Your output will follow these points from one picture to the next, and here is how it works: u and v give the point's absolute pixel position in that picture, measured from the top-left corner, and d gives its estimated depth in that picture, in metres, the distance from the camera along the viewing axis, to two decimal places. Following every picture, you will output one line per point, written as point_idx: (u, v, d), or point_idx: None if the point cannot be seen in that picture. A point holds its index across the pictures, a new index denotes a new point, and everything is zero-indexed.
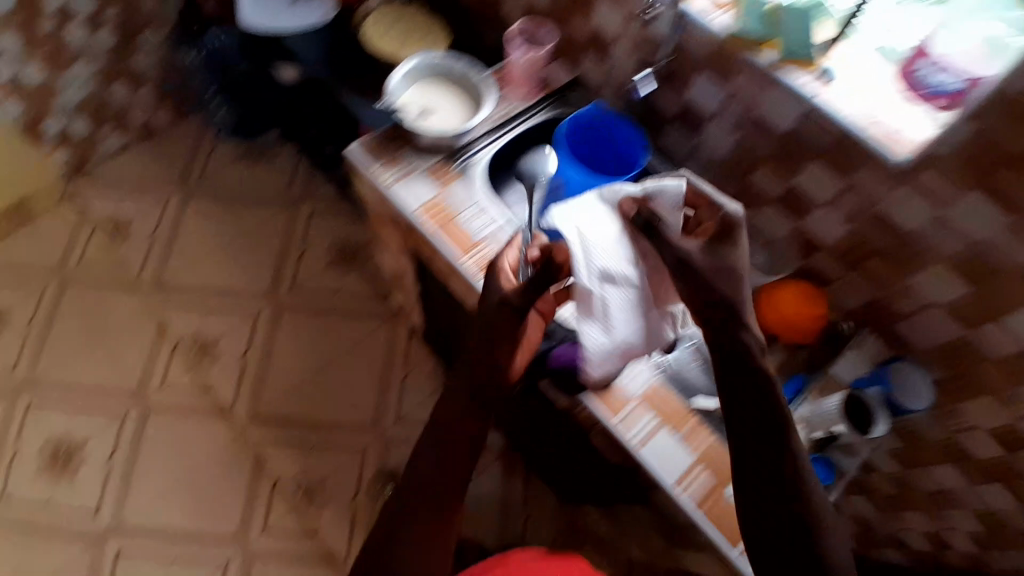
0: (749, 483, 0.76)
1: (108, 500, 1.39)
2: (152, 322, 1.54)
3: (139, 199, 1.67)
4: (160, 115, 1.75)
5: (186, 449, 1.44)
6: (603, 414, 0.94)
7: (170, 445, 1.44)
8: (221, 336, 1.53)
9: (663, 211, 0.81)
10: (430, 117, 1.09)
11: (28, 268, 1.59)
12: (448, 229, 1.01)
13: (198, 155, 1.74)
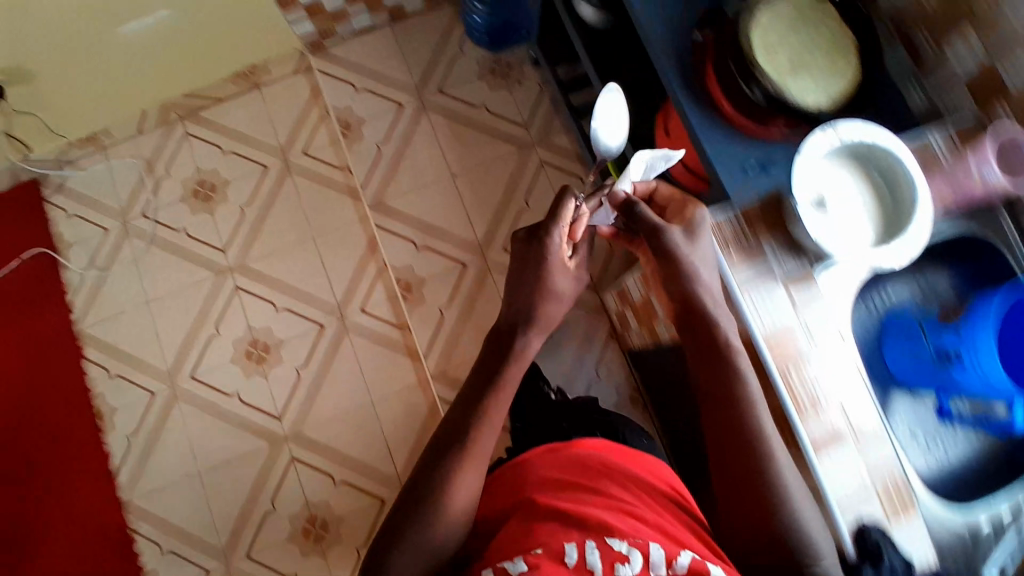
0: (719, 445, 0.74)
1: (296, 401, 1.45)
2: (365, 234, 1.52)
3: (376, 95, 1.55)
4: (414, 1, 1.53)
5: (373, 373, 1.46)
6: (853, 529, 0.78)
7: (363, 363, 1.47)
8: (429, 278, 1.49)
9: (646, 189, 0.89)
10: (822, 227, 0.77)
11: (254, 143, 1.56)
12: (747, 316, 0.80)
13: (444, 58, 1.56)
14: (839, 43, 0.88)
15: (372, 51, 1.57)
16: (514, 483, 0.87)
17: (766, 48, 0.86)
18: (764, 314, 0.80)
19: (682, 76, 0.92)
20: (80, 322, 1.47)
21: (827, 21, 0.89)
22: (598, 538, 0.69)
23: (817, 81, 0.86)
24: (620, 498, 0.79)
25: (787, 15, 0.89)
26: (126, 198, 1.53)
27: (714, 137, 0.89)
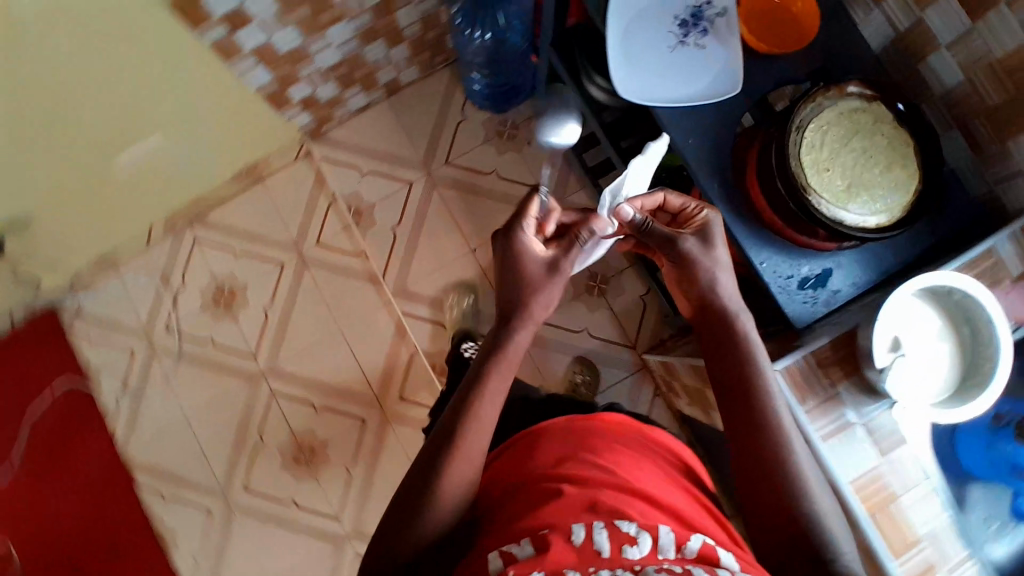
0: (736, 438, 0.72)
1: (350, 498, 1.46)
2: (392, 321, 1.50)
3: (384, 176, 1.51)
4: (410, 73, 1.47)
5: None
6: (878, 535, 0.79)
7: (410, 452, 1.47)
8: None
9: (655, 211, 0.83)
10: (900, 376, 0.76)
11: (265, 241, 1.52)
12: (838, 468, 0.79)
13: (448, 127, 1.51)
14: (895, 150, 0.83)
15: (373, 129, 1.51)
16: (533, 453, 0.80)
17: (821, 169, 0.82)
18: (848, 462, 0.79)
19: (729, 190, 0.88)
20: (125, 448, 1.47)
21: (882, 126, 0.83)
22: (605, 520, 0.65)
23: (879, 198, 0.82)
24: (637, 477, 0.74)
25: (838, 128, 0.83)
26: (147, 315, 1.50)
27: (770, 259, 0.87)
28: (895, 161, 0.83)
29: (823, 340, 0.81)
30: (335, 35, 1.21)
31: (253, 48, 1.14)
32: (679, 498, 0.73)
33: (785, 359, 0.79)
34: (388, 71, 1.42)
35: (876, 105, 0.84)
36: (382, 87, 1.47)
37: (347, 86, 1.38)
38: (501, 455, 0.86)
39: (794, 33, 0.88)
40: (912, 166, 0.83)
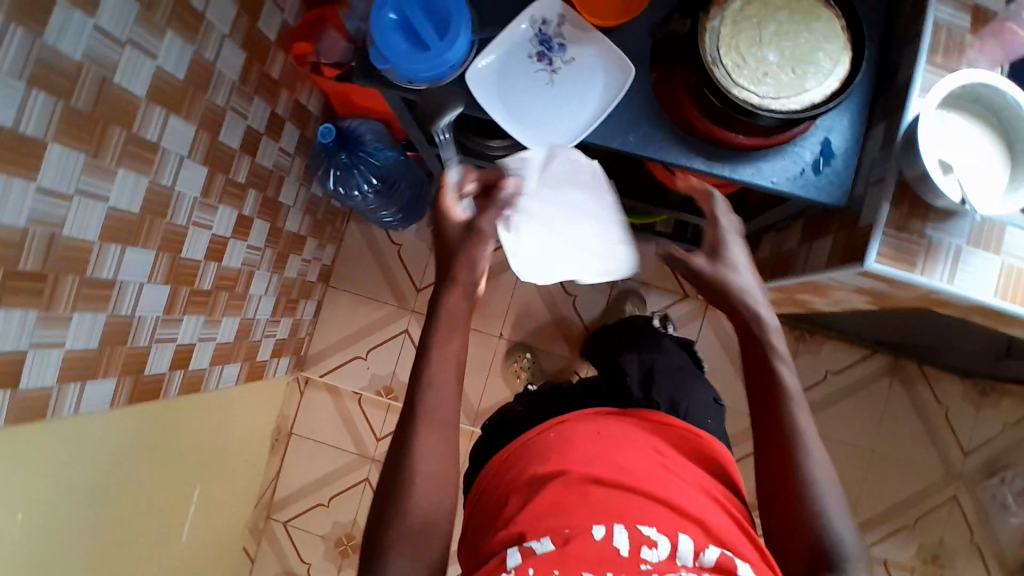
0: (761, 420, 0.71)
1: None
2: None
3: (382, 344, 1.47)
4: (328, 252, 1.43)
5: None
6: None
7: None
8: None
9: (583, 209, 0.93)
10: (971, 184, 0.74)
11: (340, 477, 1.48)
12: (972, 287, 0.77)
13: (394, 264, 1.47)
14: (801, 11, 0.81)
15: (340, 317, 1.48)
16: (543, 444, 0.80)
17: (766, 78, 0.79)
18: (980, 283, 0.77)
19: (698, 148, 0.87)
20: None
21: (774, 2, 0.81)
22: (627, 523, 0.67)
23: (825, 60, 0.80)
24: (663, 476, 0.74)
25: (747, 33, 0.80)
26: None
27: (777, 171, 0.86)
28: (811, 21, 0.81)
29: (885, 206, 0.77)
30: (256, 287, 1.19)
31: (210, 359, 1.12)
32: (699, 497, 0.73)
33: (870, 250, 0.77)
34: (312, 268, 1.38)
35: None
36: (318, 282, 1.43)
37: (293, 310, 1.35)
38: (537, 439, 0.82)
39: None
40: (823, 11, 0.81)
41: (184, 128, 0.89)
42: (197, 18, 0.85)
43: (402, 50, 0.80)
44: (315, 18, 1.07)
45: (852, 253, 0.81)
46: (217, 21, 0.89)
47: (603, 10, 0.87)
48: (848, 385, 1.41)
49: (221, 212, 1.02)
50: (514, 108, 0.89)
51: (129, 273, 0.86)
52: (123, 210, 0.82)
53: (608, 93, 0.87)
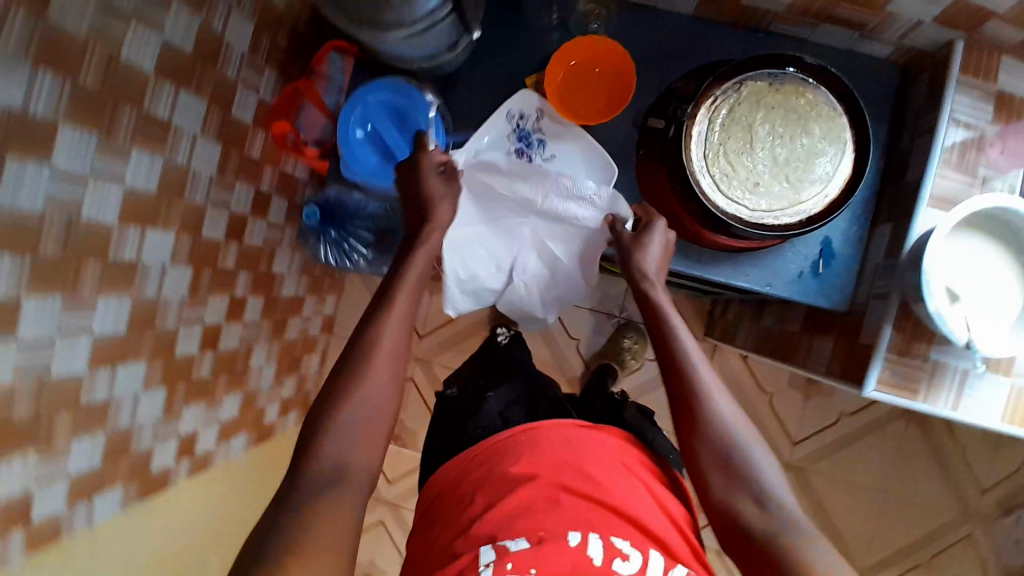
0: (682, 419, 0.71)
1: None
2: None
3: None
4: (328, 302, 1.44)
5: None
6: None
7: None
8: None
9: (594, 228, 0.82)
10: (977, 318, 0.72)
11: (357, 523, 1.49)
12: (978, 411, 0.74)
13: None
14: (797, 108, 0.75)
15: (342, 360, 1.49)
16: (518, 448, 0.79)
17: (758, 189, 0.75)
18: (989, 409, 0.74)
19: (687, 253, 0.82)
20: None
21: (767, 99, 0.75)
22: (601, 533, 0.70)
23: (823, 166, 0.75)
24: (623, 479, 0.76)
25: (737, 139, 0.75)
26: None
27: (772, 273, 0.81)
28: (808, 120, 0.75)
29: (887, 330, 0.75)
30: (256, 359, 1.17)
31: (219, 441, 1.09)
32: (649, 503, 0.75)
33: (870, 377, 0.75)
34: (312, 323, 1.38)
35: (748, 86, 0.74)
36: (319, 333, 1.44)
37: (294, 367, 1.35)
38: (482, 453, 0.81)
39: (617, 80, 0.80)
40: (821, 106, 0.75)
41: (163, 237, 0.77)
42: (162, 129, 0.71)
43: (373, 164, 0.82)
44: (289, 94, 0.94)
45: (851, 368, 0.79)
46: (185, 122, 0.76)
47: (586, 110, 0.81)
48: (861, 426, 1.37)
49: (212, 302, 0.93)
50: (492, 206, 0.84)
51: (125, 391, 0.76)
52: (109, 333, 0.70)
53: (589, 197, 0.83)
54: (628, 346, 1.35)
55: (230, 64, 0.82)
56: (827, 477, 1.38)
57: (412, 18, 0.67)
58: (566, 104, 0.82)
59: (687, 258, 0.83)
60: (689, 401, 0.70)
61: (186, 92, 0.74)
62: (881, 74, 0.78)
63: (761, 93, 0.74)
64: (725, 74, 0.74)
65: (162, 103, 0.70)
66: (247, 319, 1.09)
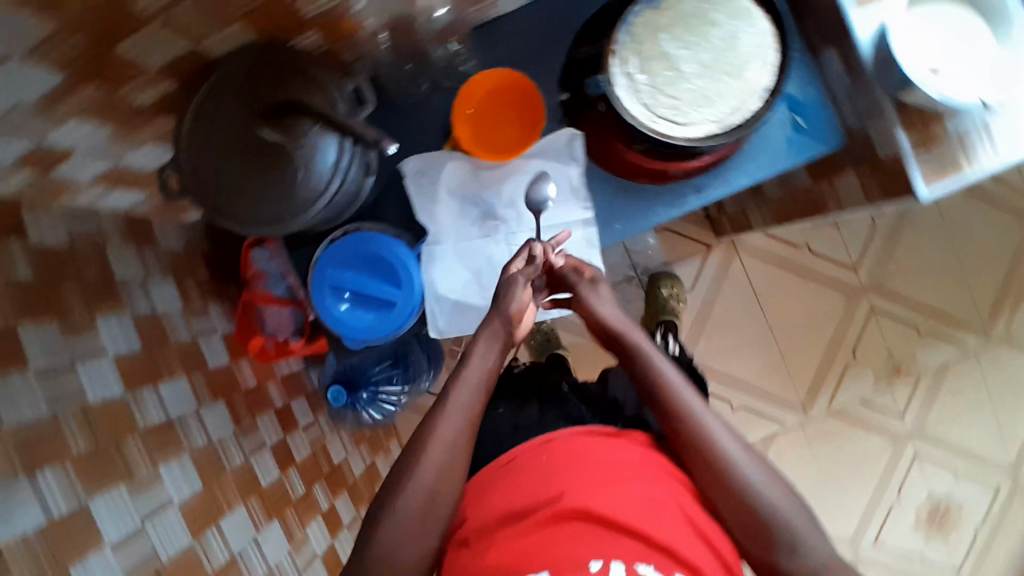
0: (698, 473, 0.64)
1: None
2: None
3: None
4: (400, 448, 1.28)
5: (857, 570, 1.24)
6: None
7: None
8: None
9: (559, 193, 0.78)
10: (976, 75, 0.67)
11: None
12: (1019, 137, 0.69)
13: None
14: (693, 11, 0.70)
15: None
16: (523, 467, 0.65)
17: (711, 100, 0.69)
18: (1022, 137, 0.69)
19: (668, 186, 0.78)
20: None
21: (662, 22, 0.70)
22: (628, 561, 0.56)
23: (748, 41, 0.69)
24: (650, 486, 0.62)
25: (658, 71, 0.70)
26: None
27: (765, 154, 0.77)
28: (707, 14, 0.69)
29: (901, 132, 0.68)
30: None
31: None
32: (677, 519, 0.60)
33: (916, 182, 0.69)
34: None
35: (637, 23, 0.70)
36: None
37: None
38: (496, 484, 0.66)
39: (523, 104, 0.75)
40: None
41: (178, 385, 0.80)
42: (154, 323, 0.81)
43: (373, 323, 0.72)
44: (241, 309, 0.91)
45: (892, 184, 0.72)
46: (168, 307, 0.84)
47: (501, 144, 0.76)
48: (959, 284, 1.27)
49: (263, 463, 0.88)
50: (478, 248, 0.78)
51: (238, 542, 0.79)
52: (188, 498, 0.74)
53: (549, 184, 0.78)
54: (670, 295, 1.21)
55: (178, 326, 0.85)
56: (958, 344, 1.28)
57: (325, 184, 0.63)
58: (484, 145, 0.76)
59: (679, 188, 0.78)
60: (709, 465, 0.63)
61: (154, 281, 0.84)
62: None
63: (653, 19, 0.70)
64: (611, 24, 0.70)
65: (137, 297, 0.80)
66: (336, 464, 1.04)
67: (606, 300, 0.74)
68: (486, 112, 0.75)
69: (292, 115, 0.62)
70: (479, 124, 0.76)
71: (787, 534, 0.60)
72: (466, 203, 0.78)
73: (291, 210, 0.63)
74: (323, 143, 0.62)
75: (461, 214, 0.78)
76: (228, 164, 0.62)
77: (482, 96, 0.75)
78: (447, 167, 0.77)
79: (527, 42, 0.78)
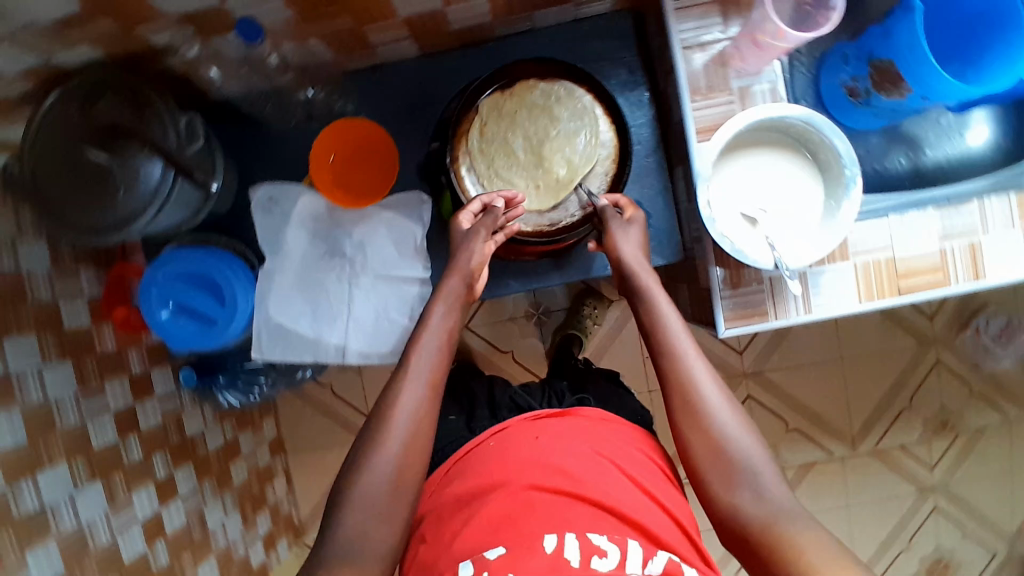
0: (682, 422, 0.61)
1: None
2: None
3: None
4: (268, 428, 1.31)
5: None
6: (881, 300, 0.73)
7: None
8: None
9: (405, 246, 0.81)
10: (791, 236, 0.67)
11: None
12: (826, 299, 0.73)
13: (341, 407, 1.35)
14: (538, 103, 0.75)
15: (315, 478, 1.36)
16: (480, 455, 0.74)
17: (540, 189, 0.73)
18: (842, 297, 0.73)
19: (509, 263, 0.81)
20: None
21: (507, 108, 0.74)
22: (577, 531, 0.63)
23: (586, 145, 0.74)
24: (600, 469, 0.69)
25: (499, 156, 0.74)
26: None
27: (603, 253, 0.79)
28: (553, 111, 0.74)
29: (716, 271, 0.71)
30: (212, 519, 1.10)
31: None
32: (647, 503, 0.68)
33: (717, 317, 0.72)
34: (259, 453, 1.26)
35: (484, 106, 0.74)
36: (274, 460, 1.31)
37: (263, 501, 1.24)
38: (465, 468, 0.73)
39: (382, 158, 0.79)
40: (558, 92, 0.75)
41: (25, 342, 0.86)
42: (14, 278, 0.85)
43: (192, 334, 0.76)
44: (110, 279, 0.97)
45: (702, 313, 0.74)
46: (35, 265, 0.89)
47: (356, 190, 0.79)
48: (845, 390, 1.27)
49: (100, 424, 0.93)
50: (319, 281, 0.82)
51: (53, 496, 0.86)
52: (6, 447, 0.80)
53: (397, 236, 0.81)
54: (589, 313, 1.28)
55: (40, 286, 0.89)
56: (825, 448, 1.29)
57: (141, 208, 0.66)
58: (340, 187, 0.78)
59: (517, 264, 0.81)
60: (687, 414, 0.61)
61: (24, 239, 0.88)
62: (614, 29, 0.78)
63: (502, 105, 0.75)
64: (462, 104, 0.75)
65: (1, 251, 0.84)
66: (188, 437, 1.08)
67: (637, 237, 0.68)
68: (344, 157, 0.78)
69: (124, 139, 0.65)
70: (337, 165, 0.78)
71: (749, 473, 0.57)
72: (316, 236, 0.81)
73: (107, 227, 0.66)
74: (148, 167, 0.66)
75: (310, 246, 0.81)
76: (50, 176, 0.64)
77: (344, 142, 0.78)
78: (302, 201, 0.80)
79: (403, 98, 0.81)
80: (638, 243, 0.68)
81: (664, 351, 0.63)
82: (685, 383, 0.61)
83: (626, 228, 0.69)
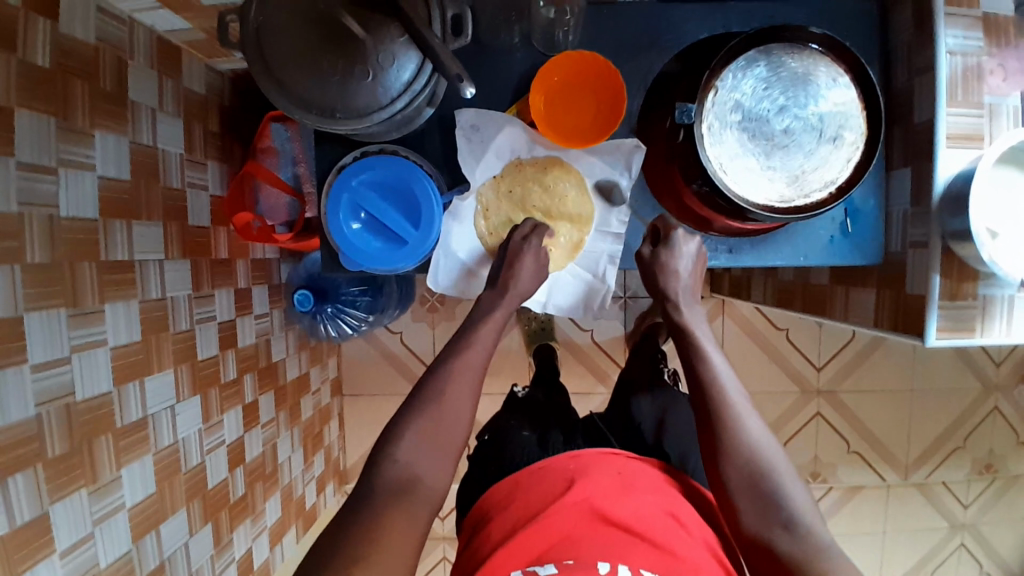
0: (707, 442, 0.63)
1: None
2: None
3: None
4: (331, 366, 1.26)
5: None
6: None
7: None
8: None
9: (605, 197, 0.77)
10: None
11: None
12: None
13: (406, 357, 1.30)
14: (795, 75, 0.68)
15: (366, 424, 1.32)
16: (554, 474, 0.66)
17: (776, 166, 0.69)
18: None
19: (705, 236, 0.78)
20: None
21: (761, 70, 0.68)
22: (632, 565, 0.55)
23: (836, 131, 0.69)
24: (671, 511, 0.62)
25: (743, 125, 0.69)
26: None
27: (803, 245, 0.78)
28: (811, 86, 0.68)
29: (937, 278, 0.69)
30: (282, 452, 1.06)
31: (271, 517, 1.02)
32: (698, 545, 0.59)
33: (931, 326, 0.70)
34: (322, 391, 1.22)
35: (740, 63, 0.68)
36: (332, 401, 1.27)
37: (320, 441, 1.20)
38: (530, 478, 0.67)
39: (605, 100, 0.72)
40: (818, 66, 0.68)
41: (152, 230, 0.76)
42: (150, 156, 0.75)
43: (376, 251, 0.69)
44: (238, 180, 0.87)
45: (906, 321, 0.73)
46: (170, 146, 0.79)
47: (569, 130, 0.73)
48: (904, 419, 1.31)
49: (203, 333, 0.84)
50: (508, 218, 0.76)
51: (156, 402, 0.76)
52: (124, 344, 0.70)
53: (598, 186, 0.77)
54: None
55: (172, 172, 0.79)
56: (878, 474, 1.32)
57: (388, 99, 0.59)
58: (555, 124, 0.73)
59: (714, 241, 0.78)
60: (716, 428, 0.62)
61: (164, 114, 0.78)
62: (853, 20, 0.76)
63: (757, 69, 0.68)
64: (719, 61, 0.67)
65: (143, 122, 0.74)
66: (273, 362, 1.03)
67: (689, 268, 0.73)
68: (561, 93, 0.73)
69: (386, 15, 0.57)
70: (552, 104, 0.73)
71: (782, 505, 0.58)
72: (514, 171, 0.76)
73: (346, 111, 0.59)
74: (403, 58, 0.59)
75: (506, 180, 0.76)
76: (300, 38, 0.57)
77: (569, 77, 0.72)
78: (507, 132, 0.75)
79: (628, 45, 0.76)
80: (687, 272, 0.72)
81: (710, 391, 0.64)
82: (719, 406, 0.63)
83: (676, 257, 0.72)
